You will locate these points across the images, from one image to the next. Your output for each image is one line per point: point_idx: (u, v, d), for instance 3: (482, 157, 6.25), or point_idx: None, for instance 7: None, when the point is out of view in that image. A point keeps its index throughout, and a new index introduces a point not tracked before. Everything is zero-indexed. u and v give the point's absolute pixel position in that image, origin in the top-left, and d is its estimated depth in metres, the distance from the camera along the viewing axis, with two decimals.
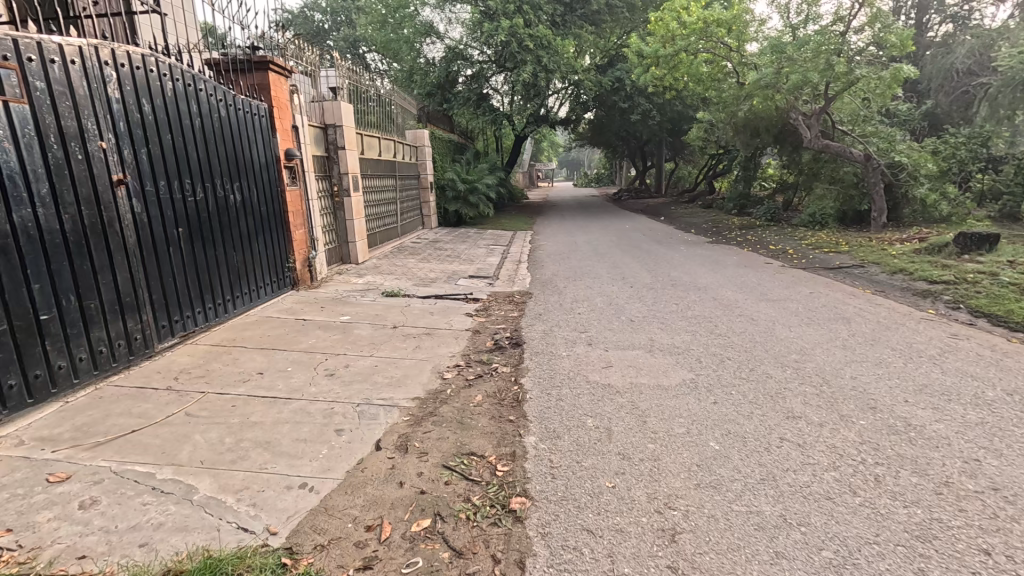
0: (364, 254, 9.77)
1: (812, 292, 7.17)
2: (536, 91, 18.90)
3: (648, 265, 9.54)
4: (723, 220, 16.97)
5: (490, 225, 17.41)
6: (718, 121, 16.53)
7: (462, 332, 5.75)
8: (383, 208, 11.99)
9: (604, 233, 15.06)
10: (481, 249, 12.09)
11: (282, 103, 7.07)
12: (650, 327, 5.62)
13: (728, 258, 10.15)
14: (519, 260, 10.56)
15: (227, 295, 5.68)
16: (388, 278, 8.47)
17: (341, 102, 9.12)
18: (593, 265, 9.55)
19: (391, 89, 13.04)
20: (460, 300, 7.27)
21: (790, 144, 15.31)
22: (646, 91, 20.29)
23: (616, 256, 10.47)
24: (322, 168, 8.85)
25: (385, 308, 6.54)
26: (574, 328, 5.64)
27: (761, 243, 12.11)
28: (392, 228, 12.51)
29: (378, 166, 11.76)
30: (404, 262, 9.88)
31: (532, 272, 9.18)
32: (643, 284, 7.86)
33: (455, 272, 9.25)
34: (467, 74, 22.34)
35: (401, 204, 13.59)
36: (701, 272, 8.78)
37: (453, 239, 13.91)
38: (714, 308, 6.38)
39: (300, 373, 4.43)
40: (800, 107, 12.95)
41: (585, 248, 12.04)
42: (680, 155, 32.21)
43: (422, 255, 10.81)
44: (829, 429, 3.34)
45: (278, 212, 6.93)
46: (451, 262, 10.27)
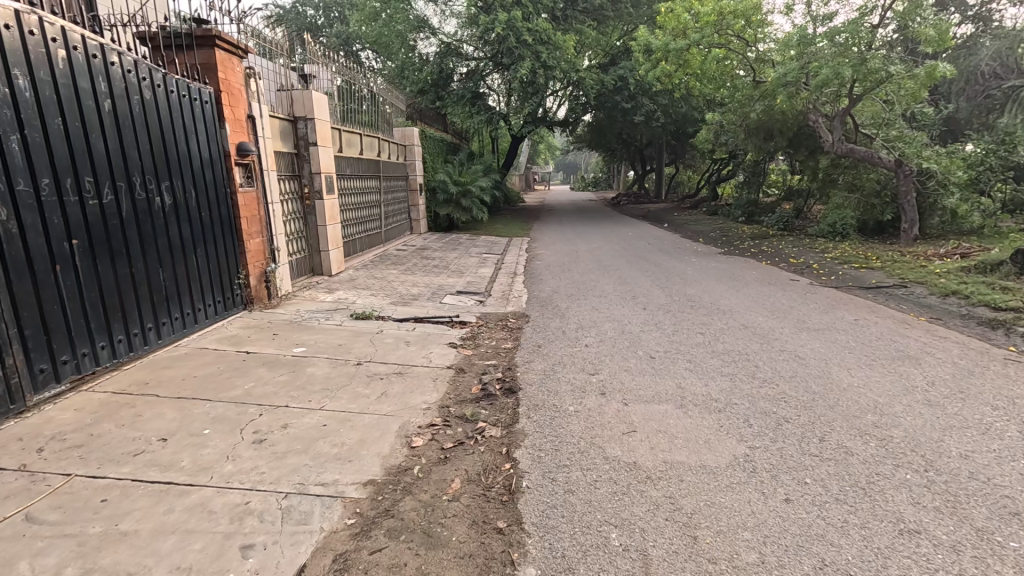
0: (339, 264, 8.63)
1: (857, 319, 6.11)
2: (534, 88, 17.88)
3: (660, 281, 8.45)
4: (732, 228, 15.93)
5: (484, 230, 16.30)
6: (727, 123, 15.53)
7: (443, 371, 4.64)
8: (365, 212, 10.85)
9: (607, 241, 13.97)
10: (472, 259, 10.98)
11: (234, 88, 5.92)
12: (677, 370, 4.52)
13: (748, 274, 9.08)
14: (514, 272, 9.46)
15: (148, 323, 4.52)
16: (363, 294, 7.34)
17: (313, 92, 7.98)
18: (598, 280, 8.47)
19: (378, 80, 11.91)
20: (445, 324, 6.14)
21: (805, 147, 14.33)
22: (651, 91, 19.29)
23: (623, 270, 9.39)
24: (289, 167, 7.71)
25: (352, 337, 5.41)
26: (582, 369, 4.54)
27: (779, 255, 11.08)
28: (375, 234, 11.38)
29: (360, 165, 10.61)
30: (384, 274, 8.74)
31: (530, 288, 8.08)
32: (658, 305, 6.78)
33: (441, 287, 8.13)
34: (462, 71, 21.37)
35: (386, 207, 12.45)
36: (723, 291, 7.70)
37: (443, 246, 12.80)
38: (748, 341, 5.29)
39: (218, 439, 3.30)
40: (821, 107, 11.98)
41: (587, 258, 10.96)
42: (681, 159, 31.24)
43: (406, 265, 9.68)
44: (973, 561, 2.25)
45: (226, 219, 5.76)
46: (437, 273, 9.16)
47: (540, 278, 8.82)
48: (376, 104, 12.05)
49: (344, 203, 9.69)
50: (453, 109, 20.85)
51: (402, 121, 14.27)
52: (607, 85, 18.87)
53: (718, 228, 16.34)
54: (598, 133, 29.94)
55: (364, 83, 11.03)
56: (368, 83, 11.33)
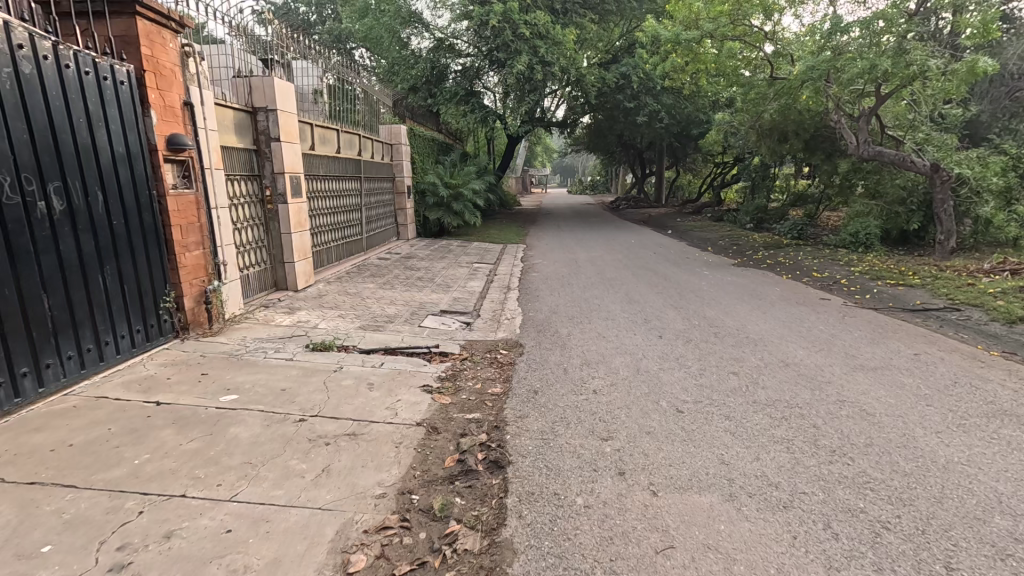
0: (306, 278, 7.55)
1: (917, 353, 5.09)
2: (531, 85, 16.86)
3: (673, 299, 7.43)
4: (741, 236, 14.91)
5: (476, 235, 15.23)
6: (738, 124, 14.54)
7: (410, 432, 3.57)
8: (342, 217, 9.77)
9: (609, 249, 12.92)
10: (461, 270, 9.93)
11: (165, 68, 4.84)
12: (714, 433, 3.46)
13: (771, 291, 8.06)
14: (508, 287, 8.40)
15: (19, 368, 3.44)
16: (329, 316, 6.26)
17: (275, 79, 6.87)
18: (603, 298, 7.43)
19: (362, 73, 10.92)
20: (422, 358, 5.08)
21: (822, 150, 13.36)
22: (655, 90, 18.27)
23: (629, 285, 8.36)
24: (245, 165, 6.62)
25: (302, 378, 4.33)
26: (592, 431, 3.48)
27: (798, 268, 10.08)
28: (354, 242, 10.31)
29: (338, 165, 9.55)
30: (359, 290, 7.66)
31: (525, 307, 7.03)
32: (676, 333, 5.73)
33: (423, 305, 7.05)
34: (456, 69, 20.42)
35: (369, 212, 11.39)
36: (747, 313, 6.68)
37: (431, 254, 11.74)
38: (794, 386, 4.26)
39: (56, 567, 2.21)
40: (844, 106, 11.03)
41: (589, 270, 9.93)
42: (681, 162, 30.31)
43: (386, 278, 8.59)
44: None
45: (150, 227, 4.66)
46: (420, 288, 8.09)
47: (537, 295, 7.77)
48: (360, 99, 11.05)
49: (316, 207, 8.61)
50: (446, 108, 19.83)
51: (389, 118, 13.25)
52: (608, 82, 17.91)
53: (726, 236, 15.34)
54: (597, 135, 29.00)
55: (345, 76, 10.02)
56: (350, 76, 10.33)
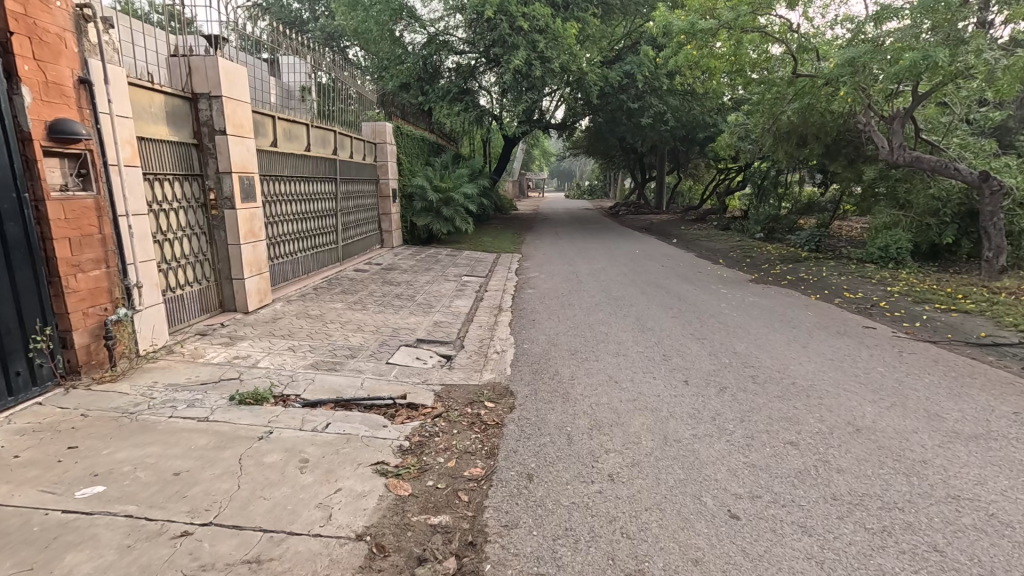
0: (260, 298, 6.39)
1: (1017, 412, 3.98)
2: (529, 83, 15.80)
3: (692, 326, 6.33)
4: (753, 247, 13.85)
5: (468, 243, 14.09)
6: (752, 126, 13.50)
7: (344, 556, 2.42)
8: (313, 224, 8.62)
9: (612, 261, 11.81)
10: (448, 285, 8.79)
11: (48, 33, 3.68)
12: (795, 568, 2.33)
13: (803, 316, 6.96)
14: (499, 309, 7.27)
15: None
16: (278, 349, 5.10)
17: (221, 59, 5.69)
18: (611, 325, 6.31)
19: (341, 64, 9.88)
20: (384, 414, 3.92)
21: (844, 155, 12.31)
22: (662, 89, 17.21)
23: (640, 307, 7.25)
24: (180, 163, 5.44)
25: (210, 451, 3.16)
26: (612, 562, 2.34)
27: (826, 287, 9.01)
28: (327, 252, 9.17)
29: (308, 165, 8.41)
30: (323, 312, 6.50)
31: (518, 336, 5.91)
32: (705, 378, 4.62)
33: (397, 333, 5.91)
34: (450, 66, 19.40)
35: (347, 218, 10.26)
36: (784, 347, 5.58)
37: (417, 264, 10.61)
38: (878, 470, 3.15)
39: None
40: (875, 106, 10.00)
41: (592, 287, 8.82)
42: (684, 167, 29.31)
43: (358, 296, 7.43)
44: None
45: (16, 240, 3.47)
46: (396, 309, 6.94)
47: (534, 320, 6.64)
48: (339, 92, 9.95)
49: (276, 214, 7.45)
50: (439, 107, 18.76)
51: (374, 114, 12.19)
52: (610, 80, 16.87)
53: (737, 247, 14.27)
54: (596, 137, 27.99)
55: (321, 66, 8.98)
56: (327, 66, 9.27)
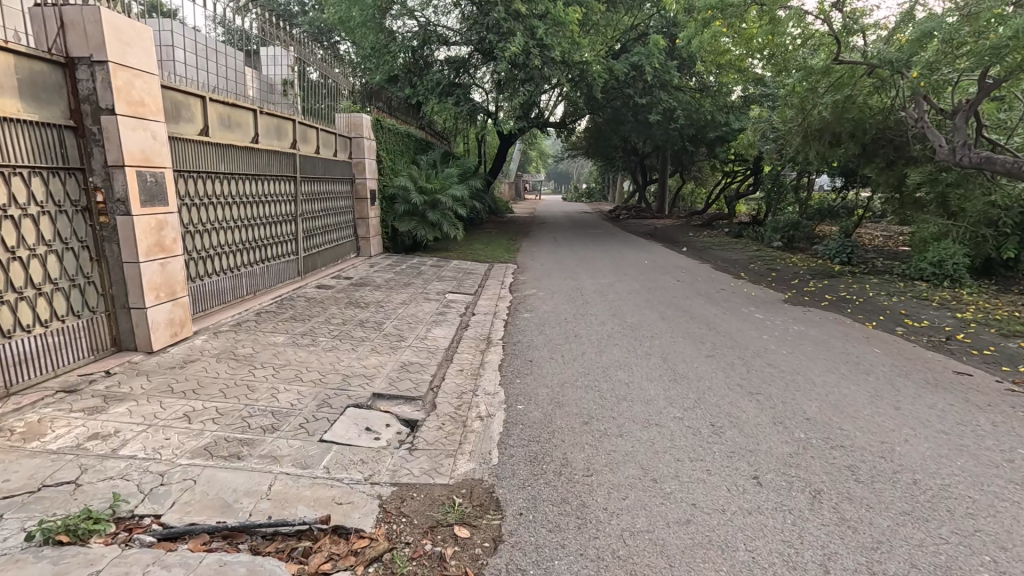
0: (171, 332, 4.88)
1: None
2: (528, 73, 14.39)
3: (736, 373, 4.87)
4: (775, 258, 12.43)
5: (458, 251, 12.60)
6: (774, 123, 12.10)
7: None
8: (261, 233, 7.12)
9: (619, 275, 10.35)
10: (427, 307, 7.28)
11: None
12: None
13: (873, 357, 5.49)
14: (489, 343, 5.77)
15: None
16: (164, 416, 3.57)
17: (106, 11, 4.16)
18: (632, 372, 4.82)
19: (306, 43, 8.42)
20: (288, 557, 2.41)
21: (883, 156, 10.87)
22: (672, 83, 15.75)
23: (663, 342, 5.78)
24: (42, 152, 3.91)
25: None
26: None
27: (879, 311, 7.60)
28: (282, 265, 7.67)
29: (256, 161, 6.90)
30: (256, 350, 4.99)
31: (508, 388, 4.42)
32: (786, 474, 3.13)
33: (347, 384, 4.41)
34: (442, 59, 18.09)
35: (311, 223, 8.75)
36: (868, 408, 4.12)
37: (394, 278, 9.08)
38: None
39: None
40: (931, 98, 8.58)
41: (601, 309, 7.35)
42: (688, 168, 27.99)
43: (309, 324, 5.91)
44: None
45: None
46: (355, 344, 5.43)
47: (532, 360, 5.14)
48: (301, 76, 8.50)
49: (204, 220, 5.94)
50: (429, 102, 17.37)
51: (348, 105, 10.73)
52: (615, 73, 15.45)
53: (756, 258, 12.84)
54: (596, 138, 26.57)
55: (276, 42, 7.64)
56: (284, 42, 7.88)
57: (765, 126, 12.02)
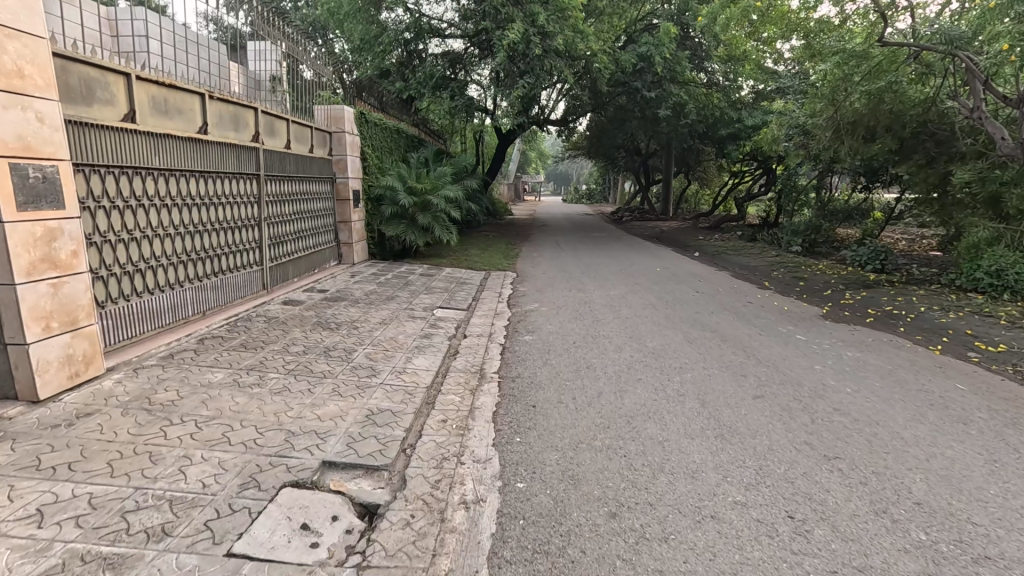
0: (68, 373, 3.77)
1: None
2: (528, 63, 13.36)
3: (799, 426, 3.77)
4: (801, 265, 11.34)
5: (451, 257, 11.50)
6: (797, 117, 11.07)
7: None
8: (212, 241, 6.03)
9: (631, 285, 9.26)
10: (411, 328, 6.17)
11: None
12: None
13: (963, 397, 4.39)
14: (481, 378, 4.66)
15: None
16: (7, 515, 2.48)
17: None
18: (667, 425, 3.72)
19: (275, 23, 7.38)
20: None
21: (923, 152, 9.79)
22: (682, 75, 14.71)
23: (697, 378, 4.68)
24: None
25: None
26: None
27: (940, 331, 6.51)
28: (241, 278, 6.58)
29: (205, 155, 5.81)
30: (181, 394, 3.88)
31: (504, 453, 3.33)
32: None
33: (290, 447, 3.31)
34: (435, 52, 17.09)
35: (279, 229, 7.64)
36: (995, 486, 3.02)
37: (376, 290, 7.97)
38: None
39: None
40: (989, 83, 7.52)
41: (614, 329, 6.26)
42: (693, 167, 26.95)
43: (260, 355, 4.80)
44: None
45: None
46: (313, 383, 4.32)
47: (537, 406, 4.03)
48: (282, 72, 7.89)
49: (129, 225, 4.84)
50: (423, 97, 16.34)
51: (327, 96, 9.68)
52: (622, 65, 14.40)
53: (778, 264, 11.78)
54: (598, 136, 25.51)
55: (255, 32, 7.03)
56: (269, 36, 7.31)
57: (789, 119, 10.96)
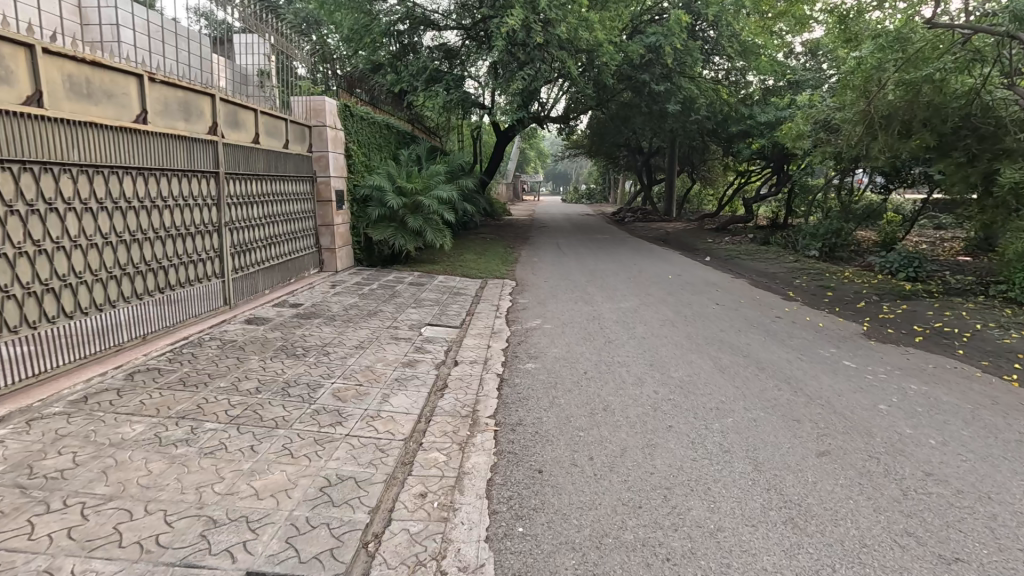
0: None
1: None
2: (530, 53, 12.50)
3: (891, 504, 2.86)
4: (824, 273, 10.47)
5: (445, 263, 10.58)
6: (820, 111, 10.22)
7: None
8: (156, 250, 5.07)
9: (643, 296, 8.36)
10: (392, 353, 5.26)
11: None
12: None
13: None
14: (473, 427, 3.75)
15: None
16: None
17: None
18: (718, 504, 2.82)
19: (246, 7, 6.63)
20: None
21: (963, 148, 8.81)
22: (693, 66, 13.79)
23: (740, 425, 3.79)
24: None
25: None
26: None
27: (1009, 355, 5.63)
28: (196, 294, 5.63)
29: (145, 148, 4.85)
30: (77, 460, 2.95)
31: (502, 556, 2.42)
32: None
33: (208, 547, 2.40)
34: (430, 44, 16.21)
35: (246, 234, 6.68)
36: None
37: (357, 304, 7.05)
38: None
39: None
40: None
41: (631, 354, 5.35)
42: (698, 166, 26.11)
43: (199, 396, 3.87)
44: None
45: None
46: (259, 437, 3.40)
47: (545, 472, 3.13)
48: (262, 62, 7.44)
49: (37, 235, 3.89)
50: (418, 91, 15.46)
51: (306, 86, 8.76)
52: (629, 55, 13.50)
53: (799, 271, 10.89)
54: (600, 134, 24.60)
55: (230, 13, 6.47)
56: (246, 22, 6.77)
57: (814, 114, 10.05)
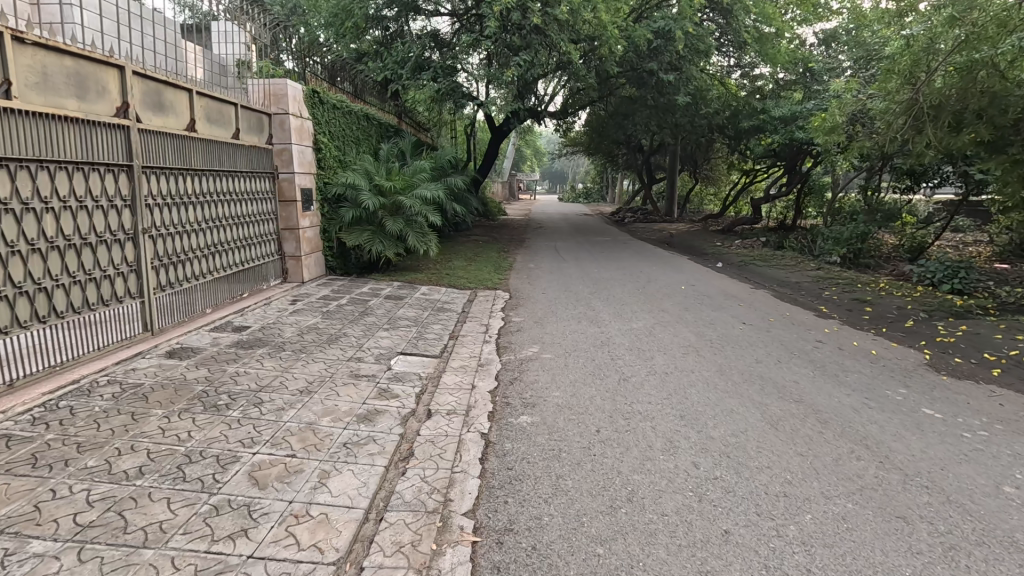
0: None
1: None
2: (528, 38, 11.34)
3: None
4: (855, 283, 9.36)
5: (429, 272, 9.39)
6: (851, 101, 9.12)
7: None
8: (34, 267, 3.83)
9: (656, 313, 7.20)
10: (347, 400, 4.06)
11: None
12: None
13: None
14: (444, 536, 2.58)
15: None
16: None
17: None
18: None
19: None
20: None
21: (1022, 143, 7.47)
22: (705, 52, 12.66)
23: (832, 532, 2.62)
24: None
25: None
26: None
27: None
28: (98, 320, 4.39)
29: (12, 132, 3.61)
30: None
31: None
32: None
33: None
34: (419, 30, 15.02)
35: (178, 242, 5.44)
36: None
37: (318, 326, 5.84)
38: None
39: None
40: None
41: (654, 401, 4.17)
42: (701, 165, 25.05)
43: (45, 487, 2.68)
44: None
45: None
46: (110, 567, 2.22)
47: None
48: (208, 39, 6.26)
49: None
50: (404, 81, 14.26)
51: (266, 68, 7.55)
52: (635, 40, 12.35)
53: (826, 281, 9.73)
54: (600, 132, 23.48)
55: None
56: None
57: (849, 101, 8.85)
